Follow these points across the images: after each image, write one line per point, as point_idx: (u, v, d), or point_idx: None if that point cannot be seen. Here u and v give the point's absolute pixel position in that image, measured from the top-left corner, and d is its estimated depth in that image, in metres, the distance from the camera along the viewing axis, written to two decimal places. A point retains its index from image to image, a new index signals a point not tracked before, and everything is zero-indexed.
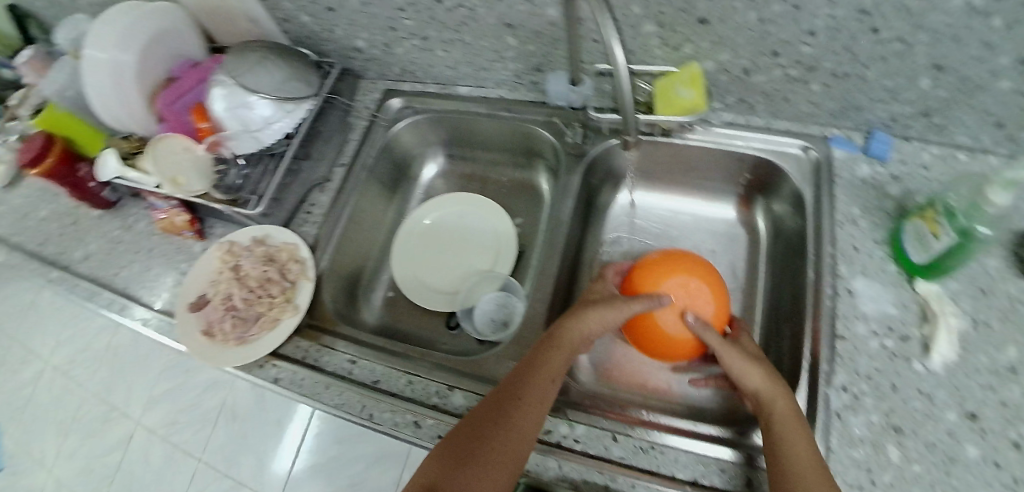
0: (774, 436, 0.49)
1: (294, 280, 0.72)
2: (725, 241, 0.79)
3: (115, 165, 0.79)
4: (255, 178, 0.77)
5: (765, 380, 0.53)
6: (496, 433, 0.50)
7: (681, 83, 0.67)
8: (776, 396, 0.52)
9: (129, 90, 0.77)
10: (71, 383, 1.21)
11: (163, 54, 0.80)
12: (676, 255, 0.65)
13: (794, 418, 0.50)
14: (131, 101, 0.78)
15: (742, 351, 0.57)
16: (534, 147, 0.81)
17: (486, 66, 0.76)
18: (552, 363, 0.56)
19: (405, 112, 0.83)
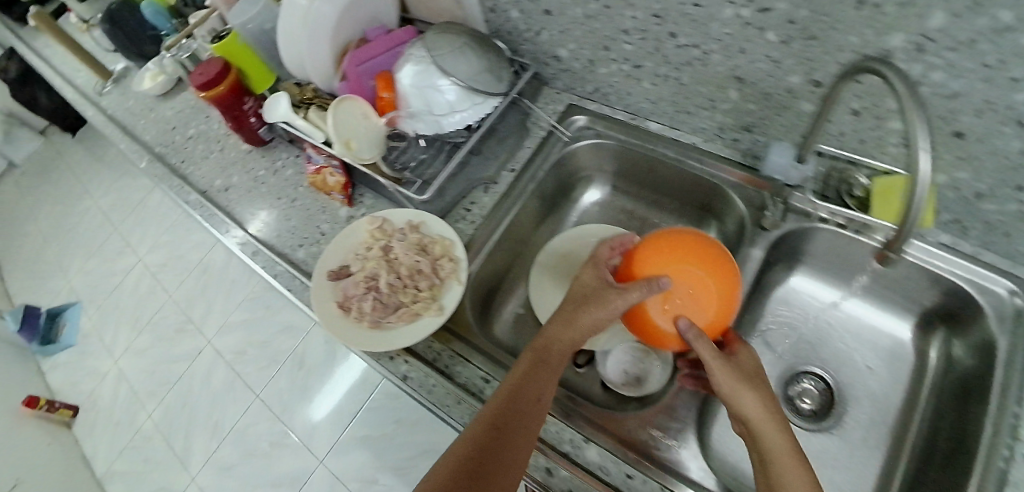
0: (772, 460, 0.45)
1: (444, 278, 0.68)
2: (885, 359, 0.71)
3: (283, 109, 0.78)
4: (427, 162, 0.75)
5: (716, 384, 0.49)
6: (514, 433, 0.50)
7: (902, 189, 0.60)
8: (764, 422, 0.47)
9: (321, 41, 0.74)
10: (155, 283, 1.57)
11: (363, 14, 0.78)
12: (695, 238, 0.53)
13: (785, 443, 0.45)
14: (320, 53, 0.76)
15: (741, 377, 0.49)
16: (712, 206, 0.76)
17: (691, 111, 0.72)
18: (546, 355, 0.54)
19: (586, 132, 0.80)
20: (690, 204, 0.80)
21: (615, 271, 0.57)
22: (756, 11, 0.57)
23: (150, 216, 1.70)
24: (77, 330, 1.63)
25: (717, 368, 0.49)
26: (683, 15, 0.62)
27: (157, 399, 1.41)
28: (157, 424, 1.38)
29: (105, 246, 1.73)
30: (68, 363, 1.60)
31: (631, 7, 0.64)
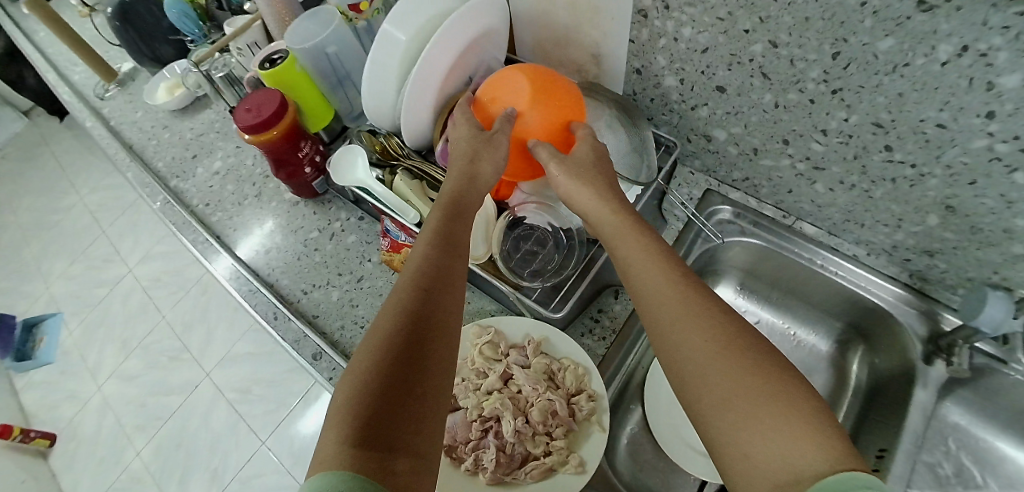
0: (699, 369, 0.38)
1: (579, 421, 0.55)
2: None
3: (362, 174, 0.62)
4: (555, 262, 0.59)
5: (672, 304, 0.42)
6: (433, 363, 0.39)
7: None
8: (695, 333, 0.40)
9: (427, 91, 0.57)
10: (153, 315, 1.60)
11: (479, 60, 0.62)
12: (528, 69, 0.55)
13: (709, 351, 0.38)
14: (420, 105, 0.58)
15: (576, 174, 0.52)
16: (865, 326, 0.67)
17: (866, 223, 0.61)
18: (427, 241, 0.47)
19: (728, 226, 0.68)
20: (835, 317, 0.70)
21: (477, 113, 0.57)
22: (1019, 150, 0.43)
23: (144, 227, 1.82)
24: (56, 345, 1.68)
25: (553, 168, 0.52)
26: (915, 133, 0.48)
27: (147, 436, 1.43)
28: (148, 465, 1.39)
29: (94, 249, 1.83)
30: (46, 381, 1.65)
31: (847, 109, 0.51)
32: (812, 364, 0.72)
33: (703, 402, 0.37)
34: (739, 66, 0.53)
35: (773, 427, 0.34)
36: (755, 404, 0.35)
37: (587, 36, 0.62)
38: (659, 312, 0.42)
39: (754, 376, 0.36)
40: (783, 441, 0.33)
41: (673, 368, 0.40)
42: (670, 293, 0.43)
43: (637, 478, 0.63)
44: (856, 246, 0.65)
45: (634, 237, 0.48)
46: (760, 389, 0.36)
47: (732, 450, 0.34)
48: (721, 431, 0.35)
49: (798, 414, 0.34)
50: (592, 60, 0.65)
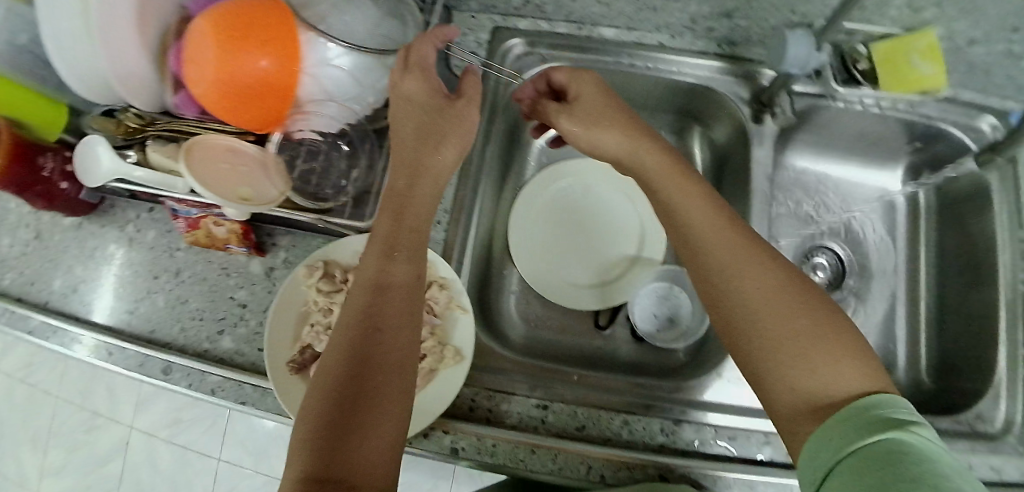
0: (750, 311, 0.37)
1: (441, 313, 0.53)
2: (883, 212, 0.71)
3: (109, 163, 0.52)
4: (355, 168, 0.56)
5: (727, 248, 0.39)
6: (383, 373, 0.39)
7: (919, 52, 0.58)
8: (755, 275, 0.38)
9: (123, 39, 0.47)
10: None
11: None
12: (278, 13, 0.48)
13: (763, 293, 0.37)
14: (128, 58, 0.48)
15: (591, 119, 0.48)
16: (693, 107, 0.65)
17: (657, 6, 0.57)
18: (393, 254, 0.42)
19: (528, 60, 0.61)
20: (666, 110, 0.67)
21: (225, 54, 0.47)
22: None
23: None
24: None
25: (565, 122, 0.49)
26: None
27: None
28: None
29: None
30: None
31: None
32: None
33: (742, 334, 0.37)
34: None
35: (826, 361, 0.34)
36: (817, 343, 0.35)
37: None
38: (710, 256, 0.39)
39: (807, 317, 0.36)
40: (832, 372, 0.34)
41: (722, 306, 0.38)
42: (720, 232, 0.40)
43: (537, 335, 0.65)
44: (658, 31, 0.61)
45: (682, 183, 0.43)
46: (808, 330, 0.36)
47: (778, 381, 0.35)
48: (764, 363, 0.36)
49: (844, 348, 0.35)
50: None
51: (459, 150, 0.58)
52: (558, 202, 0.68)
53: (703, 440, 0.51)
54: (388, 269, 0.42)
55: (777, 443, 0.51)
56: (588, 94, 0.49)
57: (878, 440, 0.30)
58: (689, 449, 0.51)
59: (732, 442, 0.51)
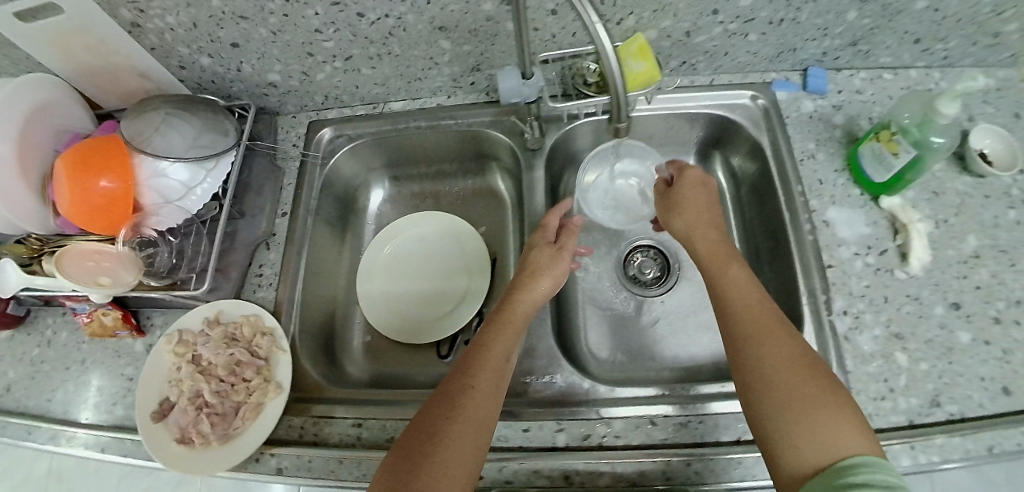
0: (763, 375, 0.51)
1: (266, 355, 0.65)
2: None
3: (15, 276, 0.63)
4: (189, 253, 0.69)
5: (757, 320, 0.55)
6: (459, 425, 0.50)
7: (630, 56, 0.64)
8: (768, 347, 0.52)
9: (13, 185, 0.60)
10: None
11: (47, 128, 0.64)
12: (111, 146, 0.63)
13: (778, 361, 0.51)
14: (19, 198, 0.61)
15: (676, 205, 0.68)
16: (481, 149, 0.81)
17: (420, 76, 0.74)
18: (484, 345, 0.57)
19: (338, 141, 0.79)
20: (466, 158, 0.84)
21: (75, 185, 0.61)
22: None
23: None
24: None
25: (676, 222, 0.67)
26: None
27: None
28: None
29: None
30: None
31: (308, 6, 0.61)
32: (475, 202, 0.85)
33: (759, 413, 0.50)
34: (223, 21, 0.62)
35: (826, 430, 0.46)
36: (817, 409, 0.47)
37: (121, 65, 0.66)
38: (737, 327, 0.55)
39: (813, 383, 0.49)
40: (829, 437, 0.46)
41: (744, 376, 0.52)
42: (754, 309, 0.56)
43: (384, 368, 0.76)
44: (436, 96, 0.78)
45: (738, 266, 0.60)
46: (816, 398, 0.48)
47: (785, 444, 0.47)
48: (776, 428, 0.48)
49: (847, 417, 0.47)
50: (140, 80, 0.69)
51: (284, 224, 0.74)
52: (395, 259, 0.82)
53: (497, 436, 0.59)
54: (493, 348, 0.57)
55: (569, 429, 0.59)
56: (688, 195, 0.67)
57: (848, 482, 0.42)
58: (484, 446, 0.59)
59: (527, 433, 0.59)
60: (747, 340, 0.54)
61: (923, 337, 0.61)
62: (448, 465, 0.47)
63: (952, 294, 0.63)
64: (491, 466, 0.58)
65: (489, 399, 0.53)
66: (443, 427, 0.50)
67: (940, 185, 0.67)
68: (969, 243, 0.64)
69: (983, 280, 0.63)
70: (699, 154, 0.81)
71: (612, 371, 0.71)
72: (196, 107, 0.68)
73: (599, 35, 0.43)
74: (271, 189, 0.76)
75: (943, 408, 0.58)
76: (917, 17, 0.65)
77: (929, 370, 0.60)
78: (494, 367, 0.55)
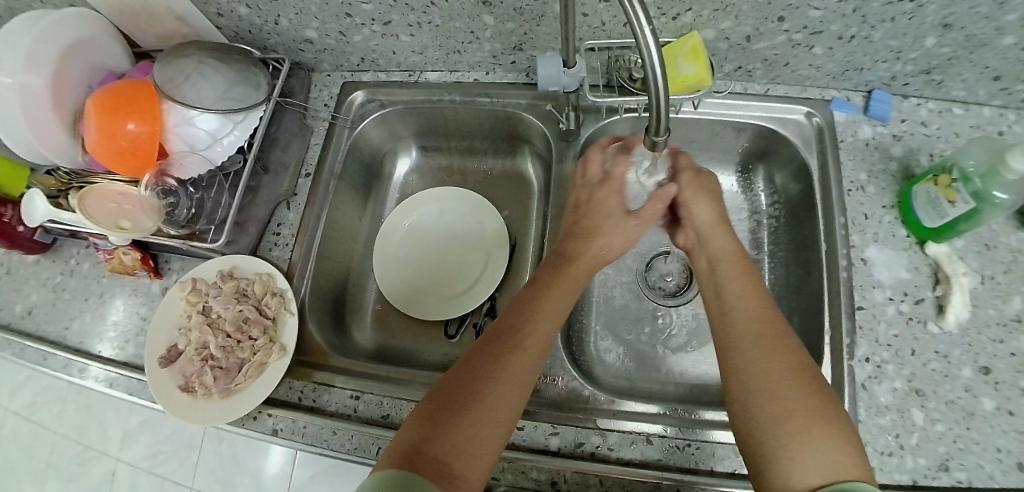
0: (758, 385, 0.46)
1: (274, 315, 0.65)
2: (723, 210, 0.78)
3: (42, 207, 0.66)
4: (209, 204, 0.69)
5: (762, 327, 0.50)
6: (490, 392, 0.47)
7: (681, 56, 0.60)
8: (769, 358, 0.48)
9: (46, 118, 0.61)
10: None
11: (81, 65, 0.65)
12: (138, 88, 0.63)
13: (777, 369, 0.47)
14: (52, 132, 0.62)
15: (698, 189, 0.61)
16: (515, 132, 0.77)
17: (459, 48, 0.70)
18: (529, 312, 0.53)
19: (369, 106, 0.76)
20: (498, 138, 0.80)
21: (104, 126, 0.61)
22: None
23: None
24: None
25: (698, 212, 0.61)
26: None
27: None
28: None
29: None
30: None
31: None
32: (502, 186, 0.82)
33: (751, 420, 0.45)
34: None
35: (815, 446, 0.42)
36: (811, 425, 0.43)
37: (156, 6, 0.65)
38: (739, 333, 0.51)
39: (811, 398, 0.45)
40: (818, 456, 0.41)
41: (738, 383, 0.48)
42: (759, 318, 0.51)
43: (388, 343, 0.74)
44: (473, 70, 0.75)
45: (742, 277, 0.55)
46: (811, 412, 0.44)
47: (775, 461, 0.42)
48: (767, 443, 0.43)
49: (840, 437, 0.42)
50: (176, 23, 0.68)
51: (306, 185, 0.73)
52: (414, 230, 0.78)
53: None
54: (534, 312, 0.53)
55: (563, 433, 0.58)
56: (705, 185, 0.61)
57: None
58: None
59: (520, 432, 0.59)
60: (743, 348, 0.49)
61: (945, 397, 0.58)
62: (478, 432, 0.45)
63: (983, 357, 0.59)
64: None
65: (524, 366, 0.50)
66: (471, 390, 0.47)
67: (993, 239, 0.64)
68: (1011, 305, 0.61)
69: (1021, 347, 0.59)
70: (740, 167, 0.77)
71: (616, 379, 0.68)
72: (233, 58, 0.67)
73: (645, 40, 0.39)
74: (296, 148, 0.74)
75: (951, 474, 0.55)
76: (999, 53, 0.59)
77: (943, 432, 0.57)
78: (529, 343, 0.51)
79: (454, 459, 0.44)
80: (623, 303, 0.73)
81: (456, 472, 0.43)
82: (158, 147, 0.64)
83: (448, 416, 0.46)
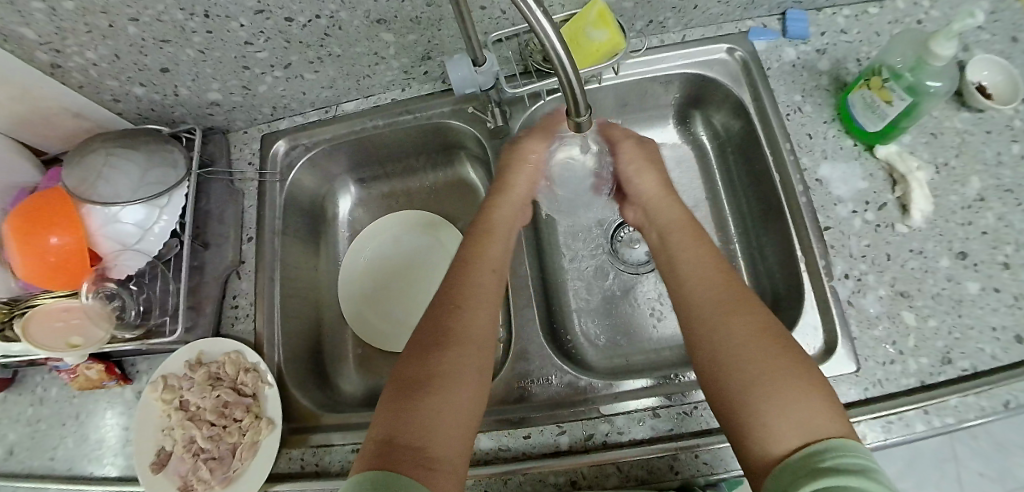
0: (724, 349, 0.45)
1: (253, 391, 0.63)
2: (675, 164, 0.77)
3: None
4: (158, 296, 0.67)
5: (717, 290, 0.49)
6: (448, 368, 0.47)
7: (589, 24, 0.58)
8: (731, 321, 0.46)
9: None
10: None
11: None
12: (52, 197, 0.60)
13: (740, 330, 0.45)
14: None
15: (648, 159, 0.63)
16: (447, 141, 0.76)
17: (367, 73, 0.68)
18: (471, 303, 0.52)
19: (294, 153, 0.74)
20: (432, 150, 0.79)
21: (22, 246, 0.57)
22: None
23: None
24: None
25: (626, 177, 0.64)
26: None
27: None
28: None
29: None
30: None
31: (231, 18, 0.55)
32: (450, 197, 0.80)
33: (727, 389, 0.44)
34: (146, 48, 0.57)
35: (798, 401, 0.40)
36: (784, 384, 0.41)
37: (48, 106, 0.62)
38: (697, 300, 0.49)
39: (782, 359, 0.43)
40: (796, 414, 0.40)
41: (704, 354, 0.46)
42: (714, 284, 0.50)
43: (378, 382, 0.72)
44: (389, 90, 0.72)
45: (695, 245, 0.54)
46: (783, 370, 0.42)
47: (756, 432, 0.41)
48: (744, 413, 0.42)
49: (816, 393, 0.41)
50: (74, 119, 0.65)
51: (252, 250, 0.70)
52: (372, 263, 0.77)
53: (498, 446, 0.57)
54: (475, 300, 0.52)
55: (570, 430, 0.57)
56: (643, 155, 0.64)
57: (812, 485, 0.35)
58: (481, 458, 0.57)
59: (528, 440, 0.57)
60: (701, 317, 0.48)
61: (930, 292, 0.58)
62: (448, 412, 0.45)
63: (957, 243, 0.59)
64: (494, 482, 0.56)
65: (476, 351, 0.49)
66: (432, 367, 0.47)
67: (938, 126, 0.64)
68: (971, 186, 0.61)
69: (988, 225, 0.60)
70: (678, 119, 0.77)
71: (610, 359, 0.68)
72: (144, 142, 0.64)
73: (538, 22, 0.38)
74: (232, 214, 0.71)
75: (955, 365, 0.55)
76: None
77: (937, 327, 0.57)
78: (485, 317, 0.51)
79: (432, 443, 0.43)
80: (598, 282, 0.72)
81: (434, 456, 0.42)
82: (87, 250, 0.61)
83: (414, 401, 0.45)
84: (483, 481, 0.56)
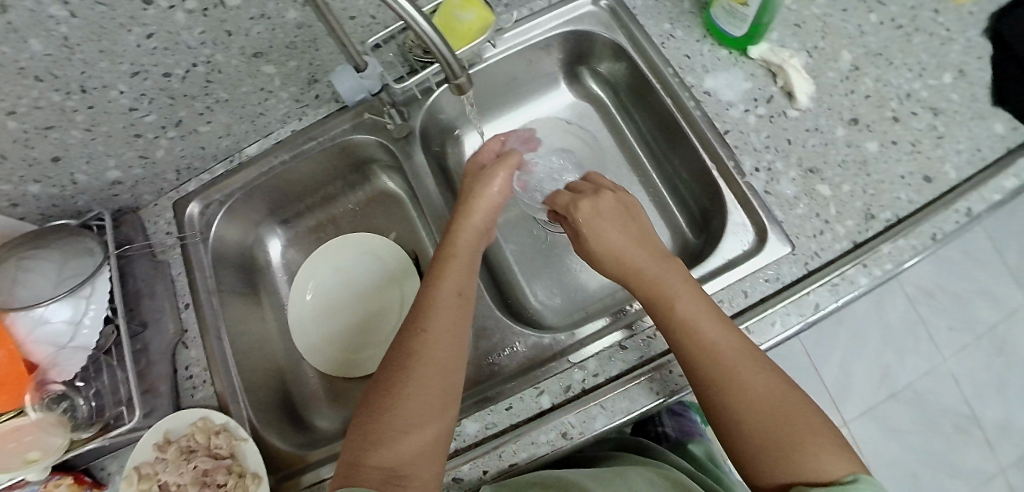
0: (734, 409, 0.45)
1: (230, 451, 0.60)
2: (580, 122, 0.80)
3: None
4: (108, 388, 0.64)
5: (719, 346, 0.48)
6: (409, 386, 0.47)
7: (456, 7, 0.61)
8: (741, 383, 0.46)
9: None
10: None
11: None
12: None
13: (747, 392, 0.45)
14: None
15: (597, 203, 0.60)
16: (356, 158, 0.77)
17: (260, 110, 0.69)
18: (424, 325, 0.51)
19: (210, 211, 0.73)
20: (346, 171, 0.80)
21: None
22: None
23: None
24: None
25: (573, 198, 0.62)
26: (174, 50, 0.55)
27: None
28: None
29: None
30: None
31: (109, 87, 0.55)
32: (377, 212, 0.83)
33: (739, 442, 0.45)
34: (29, 140, 0.56)
35: (810, 454, 0.42)
36: (794, 439, 0.43)
37: None
38: (700, 357, 0.48)
39: (793, 419, 0.44)
40: (809, 466, 0.42)
41: (713, 408, 0.47)
42: (719, 342, 0.48)
43: None
44: (287, 123, 0.73)
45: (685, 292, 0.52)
46: (793, 428, 0.44)
47: (766, 479, 0.43)
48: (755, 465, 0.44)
49: (823, 442, 0.43)
50: None
51: (192, 314, 0.69)
52: (320, 298, 0.77)
53: (484, 425, 0.56)
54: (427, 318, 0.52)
55: (548, 388, 0.56)
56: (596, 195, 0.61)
57: None
58: (473, 441, 0.55)
59: (511, 411, 0.56)
60: (706, 374, 0.47)
61: (835, 161, 0.62)
62: (414, 429, 0.45)
63: (845, 112, 0.64)
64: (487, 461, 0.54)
65: (438, 370, 0.49)
66: (393, 389, 0.48)
67: (798, 17, 0.69)
68: (842, 60, 0.66)
69: (868, 88, 0.64)
70: (568, 77, 0.81)
71: (570, 316, 0.69)
72: (56, 237, 0.63)
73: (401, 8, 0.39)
74: (164, 288, 0.69)
75: (878, 218, 0.58)
76: None
77: (851, 190, 0.60)
78: (440, 331, 0.51)
79: (401, 465, 0.44)
80: (542, 248, 0.73)
81: (404, 473, 0.44)
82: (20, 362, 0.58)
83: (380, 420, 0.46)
84: (479, 463, 0.54)
